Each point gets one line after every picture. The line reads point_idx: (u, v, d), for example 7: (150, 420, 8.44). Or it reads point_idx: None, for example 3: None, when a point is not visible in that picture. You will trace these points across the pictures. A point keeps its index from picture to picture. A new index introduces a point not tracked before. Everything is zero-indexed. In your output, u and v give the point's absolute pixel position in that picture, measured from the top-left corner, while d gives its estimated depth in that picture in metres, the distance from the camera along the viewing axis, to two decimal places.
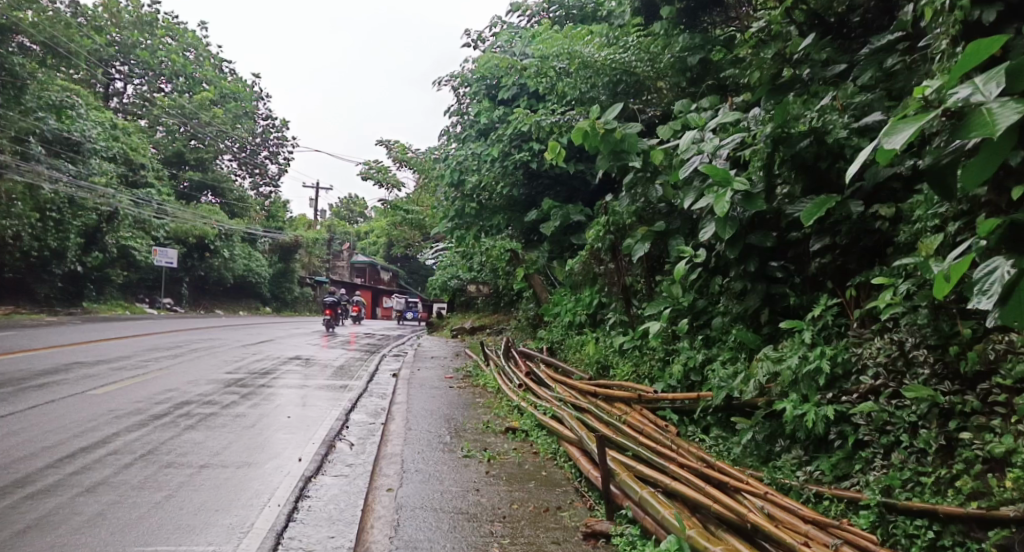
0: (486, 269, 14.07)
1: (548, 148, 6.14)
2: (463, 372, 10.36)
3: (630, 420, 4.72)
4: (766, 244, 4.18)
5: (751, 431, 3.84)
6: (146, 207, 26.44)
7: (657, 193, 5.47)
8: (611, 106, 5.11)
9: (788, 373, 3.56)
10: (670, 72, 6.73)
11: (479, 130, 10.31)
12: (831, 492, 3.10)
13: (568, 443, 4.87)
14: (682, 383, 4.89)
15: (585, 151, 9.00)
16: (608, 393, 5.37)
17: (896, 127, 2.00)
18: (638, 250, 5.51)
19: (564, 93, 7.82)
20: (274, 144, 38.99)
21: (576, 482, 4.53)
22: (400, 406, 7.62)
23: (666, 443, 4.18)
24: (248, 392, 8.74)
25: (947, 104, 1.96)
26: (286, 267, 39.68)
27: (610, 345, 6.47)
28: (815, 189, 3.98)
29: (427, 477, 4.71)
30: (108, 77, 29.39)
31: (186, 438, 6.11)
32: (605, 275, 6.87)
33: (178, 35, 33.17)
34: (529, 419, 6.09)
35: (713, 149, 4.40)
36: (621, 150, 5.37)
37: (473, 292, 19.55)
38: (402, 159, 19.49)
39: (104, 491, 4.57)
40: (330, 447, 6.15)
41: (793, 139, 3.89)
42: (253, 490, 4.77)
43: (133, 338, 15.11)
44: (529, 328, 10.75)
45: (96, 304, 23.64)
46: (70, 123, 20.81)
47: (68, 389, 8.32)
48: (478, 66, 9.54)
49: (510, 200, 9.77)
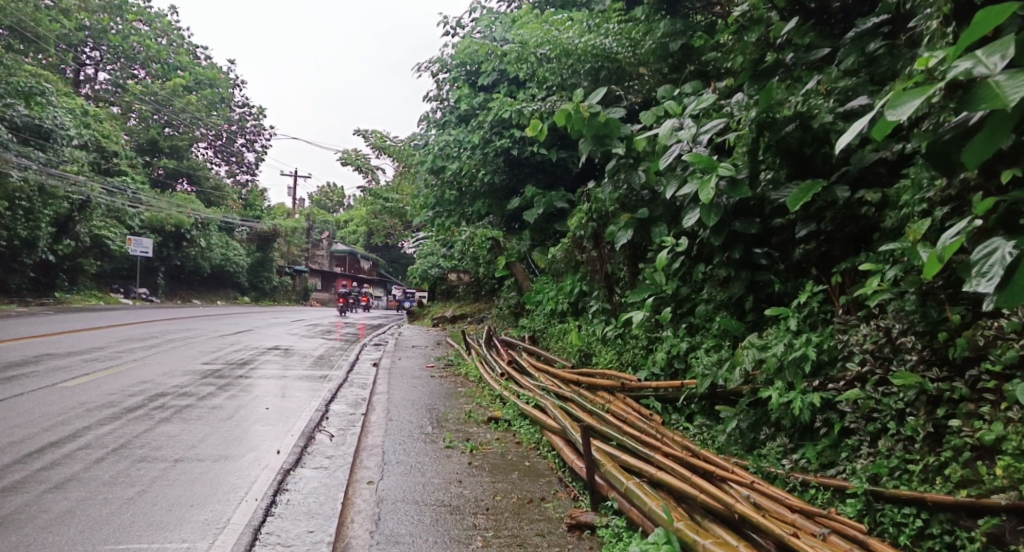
0: (467, 257, 13.97)
1: (532, 131, 6.05)
2: (444, 361, 10.28)
3: (613, 409, 4.69)
4: (750, 230, 4.13)
5: (735, 420, 3.81)
6: (119, 195, 25.88)
7: (641, 179, 5.41)
8: (595, 90, 5.04)
9: (774, 361, 3.52)
10: (652, 58, 6.64)
11: (459, 117, 10.18)
12: (818, 480, 3.08)
13: (551, 432, 4.82)
14: (665, 371, 4.86)
15: (565, 138, 8.92)
16: (591, 382, 5.32)
17: (901, 98, 2.01)
18: (621, 238, 5.45)
19: (545, 78, 7.73)
20: (251, 132, 38.37)
21: (560, 472, 4.48)
22: (381, 396, 7.52)
23: (651, 433, 4.14)
24: (225, 383, 8.58)
25: (952, 75, 1.93)
26: (264, 257, 39.13)
27: (593, 333, 6.42)
28: (798, 175, 3.91)
29: (409, 468, 4.64)
30: (78, 63, 28.73)
31: (160, 431, 5.97)
32: (587, 263, 6.80)
33: (150, 20, 32.47)
34: (511, 409, 6.03)
35: (694, 135, 4.32)
36: (604, 134, 5.30)
37: (453, 280, 19.46)
38: (381, 147, 19.28)
39: (73, 488, 4.44)
40: (309, 439, 6.05)
41: (779, 124, 3.82)
42: (229, 484, 4.66)
43: (107, 329, 14.80)
44: (510, 316, 10.67)
45: (69, 294, 23.20)
46: (40, 110, 20.17)
47: (38, 382, 8.11)
48: (457, 51, 9.40)
49: (491, 188, 9.67)
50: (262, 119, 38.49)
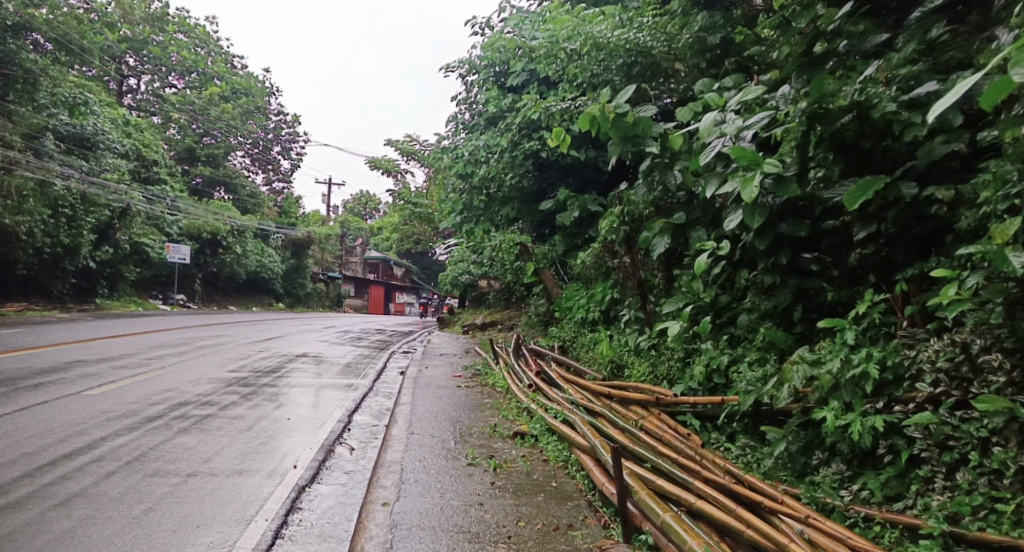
0: (496, 264, 13.71)
1: (554, 136, 5.66)
2: (471, 371, 10.00)
3: (647, 427, 4.35)
4: (800, 234, 3.75)
5: (783, 443, 3.45)
6: (158, 204, 26.32)
7: (676, 179, 5.05)
8: (623, 88, 4.68)
9: (828, 379, 3.16)
10: (689, 52, 6.27)
11: (488, 119, 9.90)
12: (884, 516, 2.73)
13: (580, 451, 4.49)
14: (703, 386, 4.52)
15: (596, 139, 8.60)
16: (623, 396, 4.99)
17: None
18: (657, 244, 5.12)
19: (575, 76, 7.43)
20: (286, 140, 38.80)
21: (589, 495, 4.14)
22: (404, 407, 7.25)
23: (690, 455, 3.81)
24: (249, 392, 8.42)
25: None
26: (298, 263, 39.38)
27: (625, 343, 6.06)
28: (856, 169, 3.53)
29: (426, 489, 4.35)
30: (121, 74, 29.34)
31: (176, 442, 5.79)
32: (619, 269, 6.45)
33: (189, 31, 33.05)
34: (538, 423, 5.70)
35: (737, 130, 3.99)
36: (636, 134, 4.95)
37: (484, 287, 19.20)
38: (411, 152, 19.16)
39: (79, 505, 4.26)
40: (329, 452, 5.80)
41: (833, 115, 3.44)
42: (239, 503, 4.44)
43: (142, 336, 14.84)
44: (540, 324, 10.32)
45: (109, 301, 23.57)
46: (82, 119, 20.59)
47: (62, 389, 8.03)
48: (486, 50, 9.18)
49: (520, 192, 9.39)
50: (297, 127, 38.89)
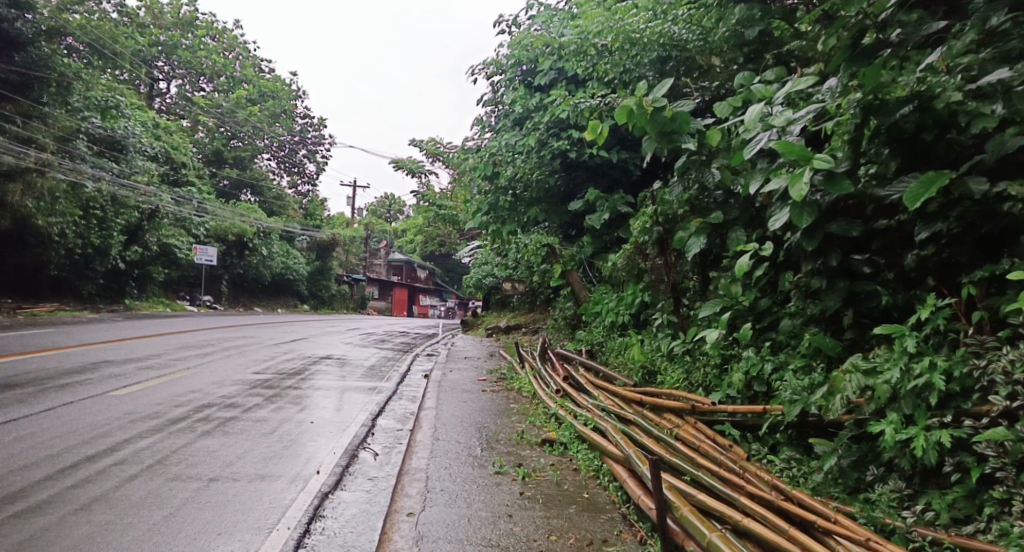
0: (521, 266, 13.56)
1: (591, 132, 5.54)
2: (497, 374, 9.83)
3: (683, 437, 4.16)
4: (851, 234, 3.53)
5: (834, 457, 3.25)
6: (186, 205, 26.58)
7: (714, 178, 4.86)
8: (660, 81, 4.53)
9: (886, 389, 2.95)
10: (725, 47, 6.09)
11: (514, 120, 9.72)
12: (953, 541, 2.53)
13: (613, 461, 4.30)
14: (742, 394, 4.32)
15: (626, 139, 8.48)
16: (655, 403, 4.80)
17: None
18: (692, 245, 4.92)
19: (605, 72, 7.25)
20: (312, 142, 39.08)
21: (624, 508, 3.95)
22: (429, 411, 7.11)
23: (732, 468, 3.60)
24: (273, 394, 8.33)
25: None
26: (323, 265, 39.60)
27: (657, 348, 5.85)
28: (914, 164, 3.31)
29: (453, 499, 4.19)
30: (151, 78, 29.71)
31: (199, 445, 5.70)
32: (651, 271, 6.25)
33: (218, 35, 33.46)
34: (567, 430, 5.51)
35: (784, 123, 3.81)
36: (672, 130, 4.78)
37: (508, 289, 19.06)
38: (436, 153, 19.09)
39: (99, 509, 4.17)
40: (352, 457, 5.67)
41: (890, 107, 3.24)
42: (261, 509, 4.32)
43: (169, 337, 14.90)
44: (567, 328, 10.10)
45: (138, 301, 23.83)
46: (114, 122, 20.87)
47: (88, 390, 8.01)
48: (514, 47, 9.05)
49: (547, 192, 9.21)
50: (322, 130, 39.17)
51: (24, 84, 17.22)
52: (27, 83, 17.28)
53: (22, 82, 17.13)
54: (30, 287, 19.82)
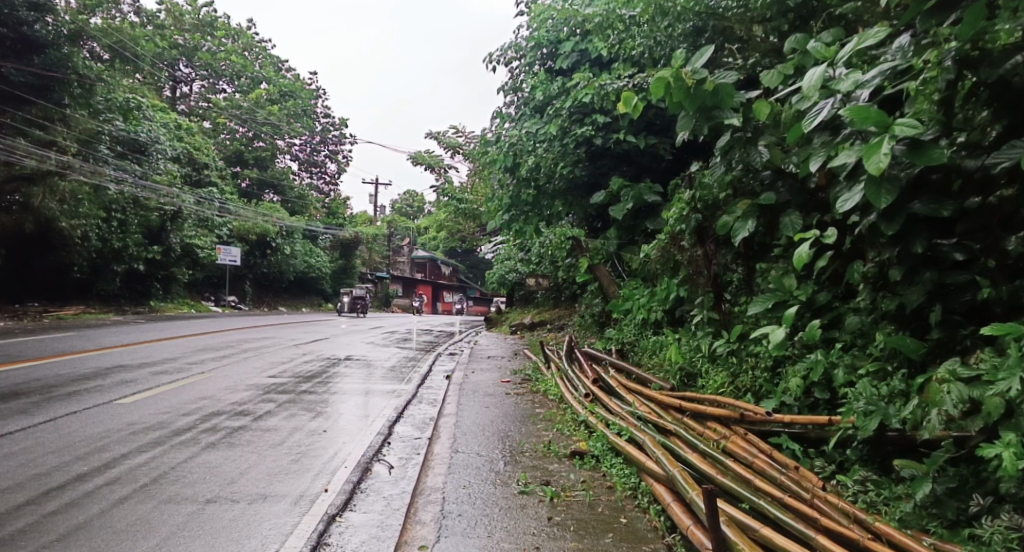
0: (545, 261, 13.08)
1: (624, 105, 4.96)
2: (521, 376, 9.34)
3: (735, 452, 3.63)
4: (941, 214, 2.96)
5: (929, 483, 2.71)
6: (208, 206, 26.29)
7: (762, 157, 4.29)
8: (700, 50, 4.00)
9: (999, 403, 2.45)
10: (768, 14, 5.36)
11: (534, 107, 9.12)
12: None
13: (654, 481, 3.78)
14: (801, 402, 3.81)
15: (654, 124, 8.00)
16: (697, 411, 4.28)
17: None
18: (738, 231, 4.37)
19: (631, 48, 6.88)
20: (333, 142, 39.08)
21: (669, 538, 3.44)
22: (449, 419, 6.61)
23: (798, 494, 3.08)
24: (287, 400, 7.93)
25: None
26: (346, 263, 39.52)
27: (697, 347, 5.31)
28: (1021, 128, 2.77)
29: (472, 527, 3.70)
30: (173, 80, 29.83)
31: (200, 460, 5.28)
32: (687, 263, 5.71)
33: (236, 36, 33.46)
34: (599, 441, 4.99)
35: (851, 87, 3.23)
36: (714, 105, 4.23)
37: (532, 285, 18.60)
38: (455, 146, 18.64)
39: (78, 541, 3.74)
40: (365, 471, 5.21)
41: (996, 57, 2.71)
42: (259, 538, 3.85)
43: (188, 338, 14.64)
44: (594, 325, 9.52)
45: (163, 302, 23.81)
46: (136, 124, 20.84)
47: (95, 398, 7.64)
48: (534, 29, 8.62)
49: (571, 183, 8.65)
50: (343, 129, 39.13)
51: (45, 87, 16.32)
52: (47, 85, 16.35)
53: (41, 84, 16.19)
54: (56, 289, 19.77)
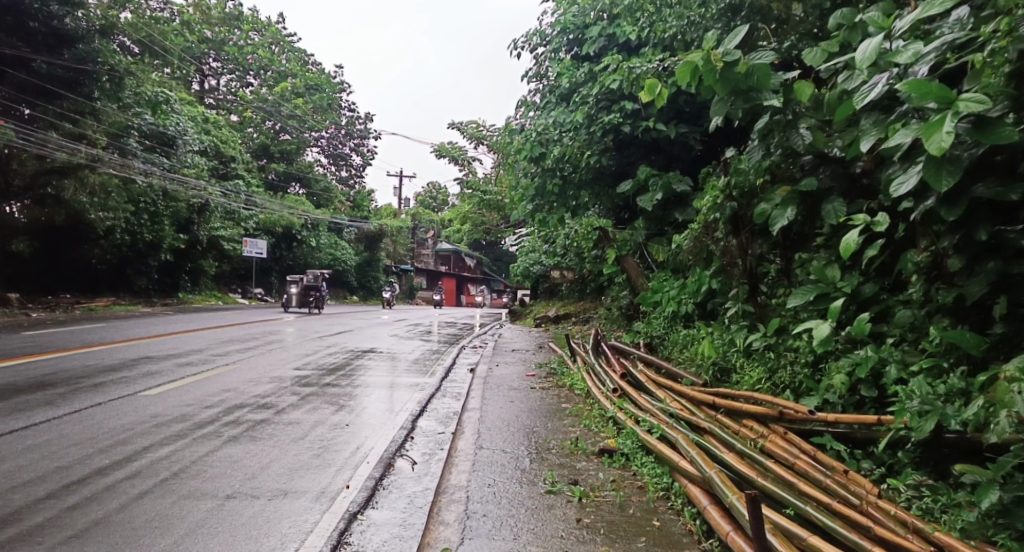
0: (571, 253, 12.91)
1: (647, 92, 4.70)
2: (546, 369, 9.17)
3: (774, 452, 3.43)
4: (1010, 198, 2.71)
5: (996, 491, 2.49)
6: (234, 198, 26.37)
7: (804, 140, 4.02)
8: (734, 29, 3.77)
9: None
10: None
11: (560, 95, 8.86)
12: None
13: (688, 483, 3.58)
14: (846, 400, 3.59)
15: (683, 112, 7.77)
16: (732, 408, 4.07)
17: None
18: (778, 219, 4.14)
19: (664, 30, 6.70)
20: (358, 135, 39.22)
21: (705, 544, 3.25)
22: (473, 413, 6.47)
23: (847, 500, 2.88)
24: (310, 393, 7.84)
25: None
26: (371, 256, 39.77)
27: (731, 342, 5.08)
28: None
29: (497, 529, 3.54)
30: (202, 74, 30.11)
31: (222, 454, 5.20)
32: (720, 254, 5.48)
33: (262, 30, 33.66)
34: (628, 438, 4.79)
35: (909, 59, 3.00)
36: (750, 87, 3.99)
37: (557, 278, 18.45)
38: (478, 137, 18.48)
39: (95, 538, 3.65)
40: (388, 467, 5.08)
41: None
42: (278, 536, 3.74)
43: (215, 329, 14.70)
44: (621, 318, 9.31)
45: (191, 295, 24.11)
46: (164, 118, 21.02)
47: (121, 390, 7.64)
48: (564, 16, 8.50)
49: (598, 173, 8.42)
50: (368, 123, 39.31)
51: (75, 80, 16.39)
52: (77, 78, 16.43)
53: (72, 77, 16.24)
54: (88, 282, 20.08)
